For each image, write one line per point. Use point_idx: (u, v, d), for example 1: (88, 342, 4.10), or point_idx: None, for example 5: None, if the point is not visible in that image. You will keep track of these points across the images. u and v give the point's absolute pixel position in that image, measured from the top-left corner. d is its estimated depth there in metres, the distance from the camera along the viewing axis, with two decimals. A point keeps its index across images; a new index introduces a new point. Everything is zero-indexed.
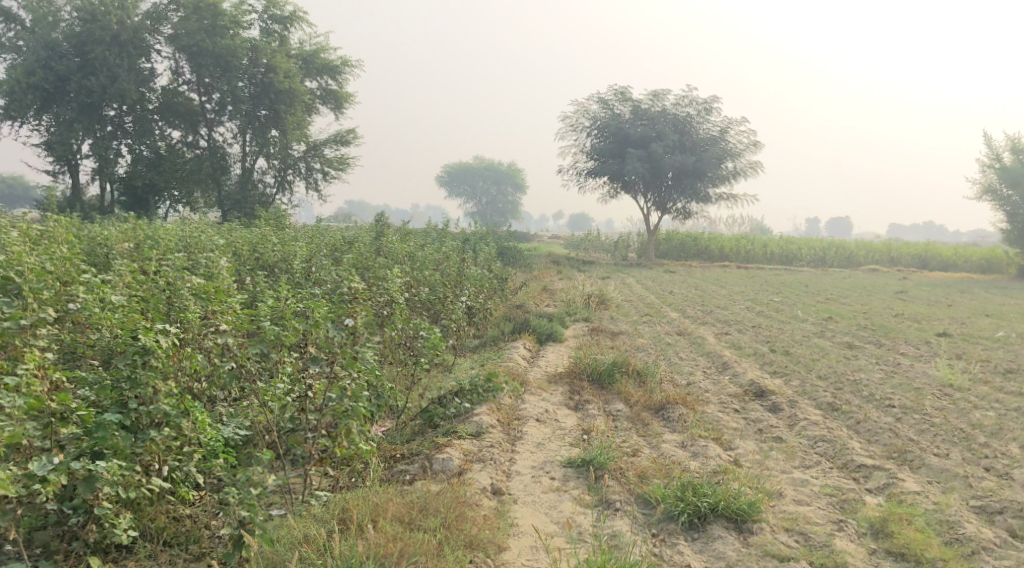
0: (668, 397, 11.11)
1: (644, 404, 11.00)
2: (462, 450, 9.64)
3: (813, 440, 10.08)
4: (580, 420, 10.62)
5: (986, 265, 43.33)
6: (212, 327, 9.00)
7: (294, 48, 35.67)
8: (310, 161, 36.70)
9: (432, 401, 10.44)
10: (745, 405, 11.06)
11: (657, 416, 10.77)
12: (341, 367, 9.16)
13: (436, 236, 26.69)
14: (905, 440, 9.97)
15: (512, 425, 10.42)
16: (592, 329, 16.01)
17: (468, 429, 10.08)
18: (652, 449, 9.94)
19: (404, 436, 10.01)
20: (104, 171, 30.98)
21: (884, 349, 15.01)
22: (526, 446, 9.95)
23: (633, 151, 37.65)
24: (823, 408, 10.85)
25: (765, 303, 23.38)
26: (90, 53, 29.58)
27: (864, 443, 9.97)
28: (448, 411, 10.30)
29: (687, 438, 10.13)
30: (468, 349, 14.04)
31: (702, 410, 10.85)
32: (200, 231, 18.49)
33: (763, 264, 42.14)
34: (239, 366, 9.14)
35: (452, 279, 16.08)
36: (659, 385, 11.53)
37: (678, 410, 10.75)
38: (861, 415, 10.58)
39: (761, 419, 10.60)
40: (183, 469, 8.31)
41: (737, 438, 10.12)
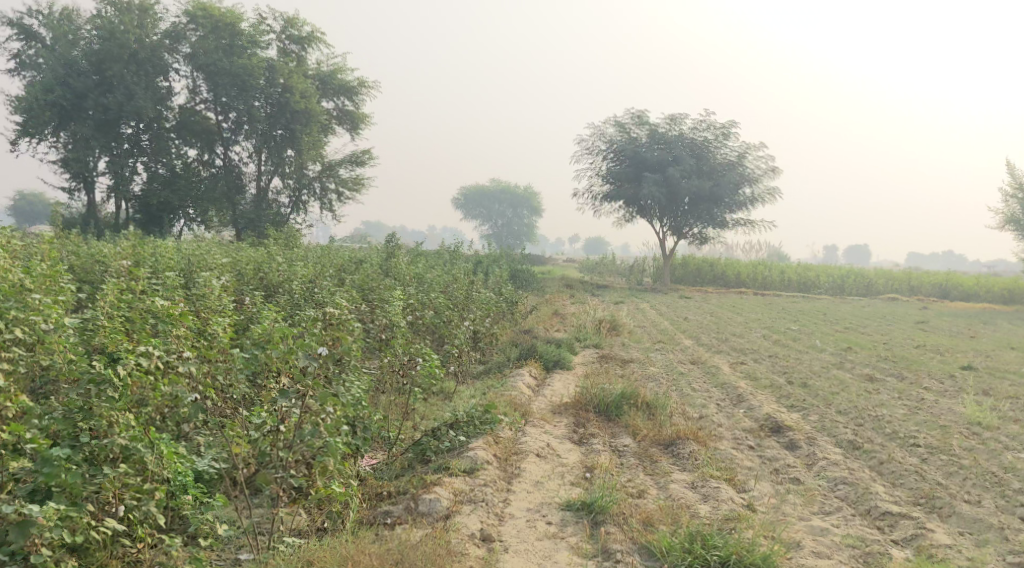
0: (679, 432, 10.55)
1: (653, 439, 10.47)
2: (452, 490, 9.12)
3: (833, 483, 9.51)
4: (584, 456, 10.09)
5: (1009, 296, 42.54)
6: (172, 354, 8.54)
7: (311, 68, 35.58)
8: (324, 181, 36.48)
9: (426, 433, 10.05)
10: (760, 441, 10.49)
11: (667, 452, 10.23)
12: (314, 401, 8.64)
13: (448, 258, 26.29)
14: (932, 486, 9.37)
15: (510, 460, 9.90)
16: (602, 356, 15.50)
17: (461, 465, 9.57)
18: (660, 490, 9.39)
19: (393, 471, 9.53)
20: (120, 188, 30.89)
21: (907, 383, 14.42)
22: (524, 486, 9.43)
23: (649, 175, 37.26)
24: (844, 446, 10.27)
25: (782, 332, 22.82)
26: (108, 71, 29.51)
27: (889, 488, 9.38)
28: (442, 445, 9.90)
29: (698, 479, 9.57)
30: (471, 376, 13.54)
31: (714, 446, 10.30)
32: (204, 250, 18.11)
33: (780, 291, 41.49)
34: (204, 395, 8.68)
35: (458, 303, 15.61)
36: (669, 418, 10.99)
37: (689, 446, 10.20)
38: (884, 455, 10.00)
39: (777, 458, 10.04)
40: (140, 509, 7.99)
41: (752, 479, 9.56)
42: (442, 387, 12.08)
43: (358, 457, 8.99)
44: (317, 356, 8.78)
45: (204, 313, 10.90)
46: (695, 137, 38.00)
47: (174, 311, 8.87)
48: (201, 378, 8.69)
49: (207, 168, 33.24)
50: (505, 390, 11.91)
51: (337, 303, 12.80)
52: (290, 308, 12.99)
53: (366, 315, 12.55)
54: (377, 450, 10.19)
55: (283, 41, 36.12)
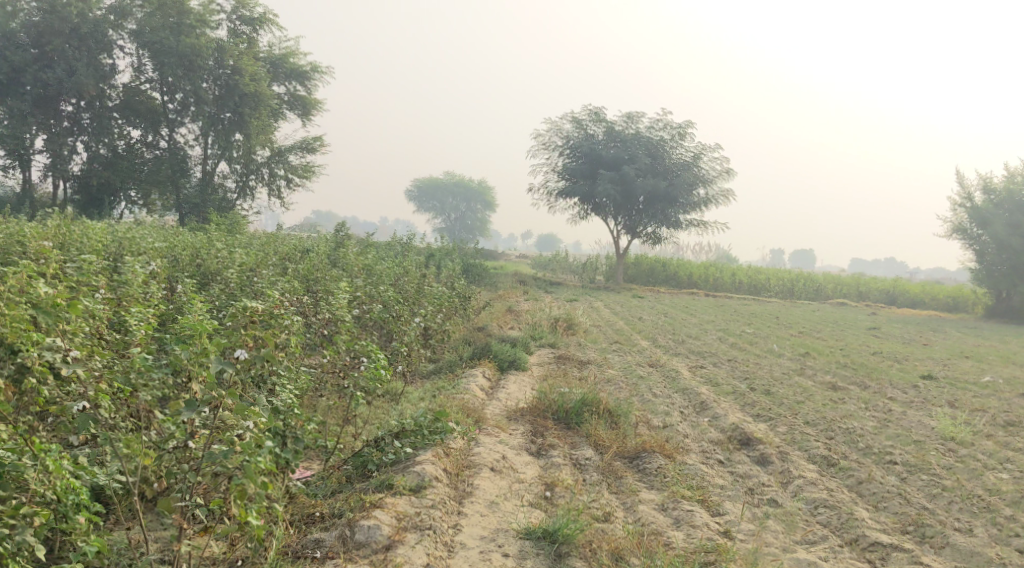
0: (645, 443, 9.90)
1: (617, 452, 9.80)
2: (395, 514, 8.34)
3: (813, 505, 8.95)
4: (543, 472, 9.40)
5: (952, 304, 43.16)
6: (58, 350, 7.97)
7: (262, 51, 34.27)
8: (273, 167, 35.18)
9: (367, 443, 9.25)
10: (730, 456, 9.89)
11: (632, 467, 9.58)
12: (230, 414, 8.01)
13: (399, 250, 25.38)
14: (918, 512, 8.85)
15: (461, 475, 9.15)
16: (558, 357, 14.79)
17: (407, 482, 8.75)
18: (629, 514, 8.74)
19: (329, 488, 8.76)
20: (58, 168, 29.27)
21: (871, 392, 13.98)
22: (477, 508, 8.69)
23: (604, 173, 36.77)
24: (819, 463, 9.72)
25: (737, 335, 22.40)
26: (48, 45, 27.98)
27: (873, 513, 8.86)
28: (385, 458, 9.08)
29: (669, 499, 8.95)
30: (419, 375, 12.72)
31: (683, 461, 9.66)
32: (137, 234, 16.93)
33: (732, 293, 41.35)
34: (94, 402, 8.06)
35: (408, 297, 14.77)
36: (634, 429, 10.31)
37: (655, 461, 9.56)
38: (863, 473, 9.46)
39: (751, 475, 9.45)
40: (13, 539, 7.34)
41: (726, 501, 8.96)
42: (389, 387, 11.26)
43: (289, 474, 8.21)
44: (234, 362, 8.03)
45: (124, 302, 10.09)
46: (651, 136, 37.49)
47: (61, 300, 7.98)
48: (92, 383, 8.06)
49: (151, 150, 31.69)
50: (456, 392, 11.13)
51: (277, 292, 11.89)
52: (225, 298, 12.04)
53: (307, 305, 11.67)
54: (312, 460, 9.40)
55: (233, 22, 34.78)
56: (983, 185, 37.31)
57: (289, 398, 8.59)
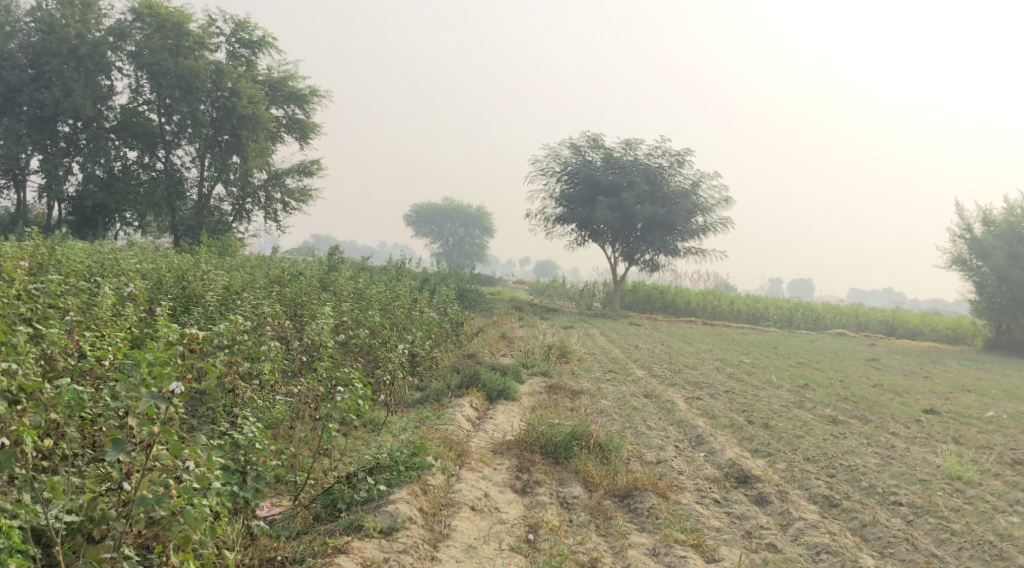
0: (636, 481, 9.47)
1: (607, 490, 9.38)
2: (361, 559, 8.03)
3: (814, 550, 8.55)
4: (526, 511, 8.99)
5: (953, 335, 42.75)
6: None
7: (260, 74, 34.10)
8: (270, 190, 34.87)
9: (338, 479, 8.90)
10: (727, 494, 9.46)
11: (623, 506, 9.17)
12: (165, 453, 7.71)
13: (394, 274, 24.97)
14: (926, 560, 8.44)
15: (438, 516, 8.74)
16: (550, 386, 14.35)
17: (378, 524, 8.42)
18: (617, 560, 8.36)
19: (294, 528, 8.45)
20: (53, 189, 28.89)
21: (872, 427, 13.54)
22: (454, 553, 8.29)
23: (602, 199, 36.49)
24: (820, 503, 9.30)
25: (735, 365, 21.96)
26: (45, 66, 27.80)
27: (878, 559, 8.44)
28: (357, 496, 8.74)
29: (661, 544, 8.56)
30: (405, 404, 12.28)
31: (677, 500, 9.25)
32: (122, 255, 16.52)
33: (730, 321, 40.94)
34: (17, 438, 7.75)
35: (396, 322, 14.34)
36: (625, 465, 9.87)
37: (647, 500, 9.15)
38: (867, 516, 9.04)
39: (748, 516, 9.03)
40: None
41: (723, 546, 8.56)
42: (371, 417, 10.81)
43: (250, 515, 8.09)
44: (169, 395, 7.75)
45: (96, 325, 9.82)
46: (650, 163, 37.23)
47: None
48: (14, 417, 7.76)
49: (147, 172, 31.34)
50: (441, 423, 10.69)
51: (257, 315, 11.48)
52: (204, 320, 11.64)
53: (287, 329, 11.26)
54: (281, 494, 9.05)
55: (233, 45, 34.61)
56: (983, 216, 37.03)
57: (251, 431, 8.32)
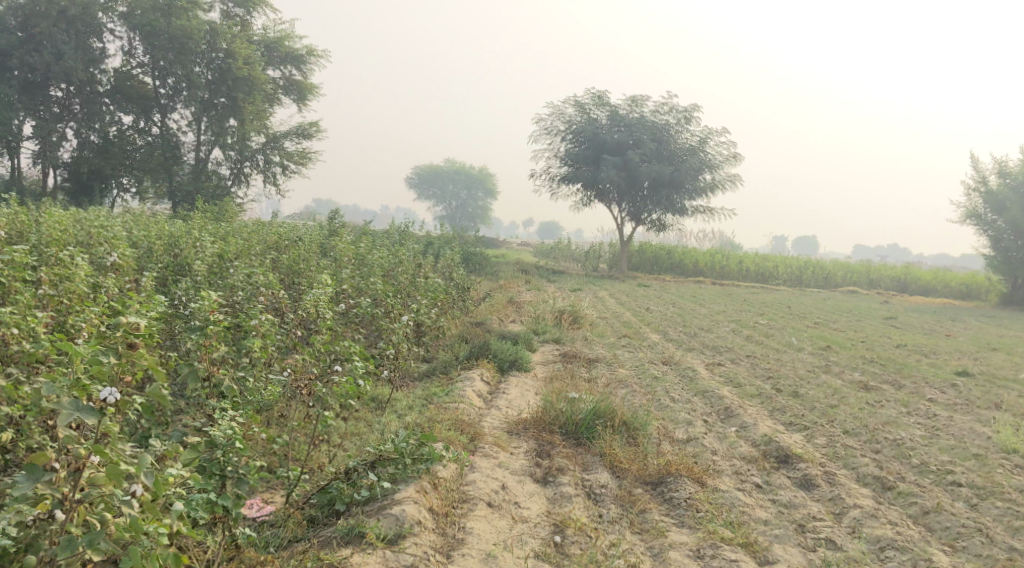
0: (669, 466, 8.77)
1: (637, 477, 8.70)
2: None
3: (875, 544, 7.87)
4: (549, 506, 8.28)
5: (966, 291, 41.97)
6: None
7: (256, 34, 32.93)
8: (269, 153, 33.88)
9: (336, 476, 8.13)
10: (768, 478, 8.78)
11: (657, 496, 8.48)
12: (101, 476, 7.15)
13: (397, 238, 24.09)
14: (1004, 555, 7.77)
15: (452, 516, 8.01)
16: (564, 355, 13.56)
17: (383, 529, 7.67)
18: (659, 564, 7.64)
19: (284, 535, 7.71)
20: (47, 156, 27.92)
21: (908, 393, 12.74)
22: (476, 555, 7.60)
23: (608, 158, 35.43)
24: (873, 487, 8.63)
25: (752, 327, 21.16)
26: (34, 28, 26.64)
27: (948, 553, 7.78)
28: (358, 495, 8.00)
29: (706, 542, 7.86)
30: (411, 377, 11.51)
31: (717, 488, 8.55)
32: (109, 224, 15.59)
33: (739, 281, 40.04)
34: None
35: (399, 290, 13.52)
36: (655, 446, 9.15)
37: (684, 488, 8.45)
38: (928, 502, 8.38)
39: (797, 506, 8.34)
40: None
41: (775, 544, 7.85)
42: (374, 394, 10.06)
43: (232, 524, 7.39)
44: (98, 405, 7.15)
45: (68, 300, 9.09)
46: (656, 120, 36.19)
47: None
48: None
49: (143, 137, 30.26)
50: (450, 401, 9.93)
51: (249, 286, 10.70)
52: (191, 292, 10.86)
53: (282, 300, 10.48)
54: (273, 488, 8.42)
55: (226, 4, 33.40)
56: (999, 168, 36.02)
57: (229, 428, 7.51)
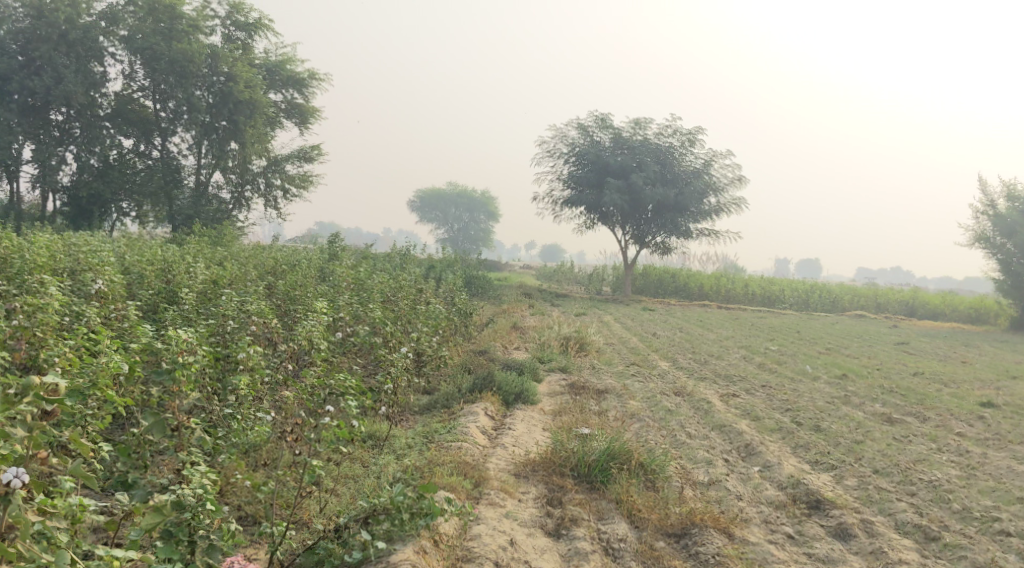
0: (693, 515, 8.20)
1: (658, 527, 8.11)
2: None
3: None
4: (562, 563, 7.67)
5: (975, 315, 41.17)
6: None
7: (257, 57, 32.59)
8: (269, 177, 33.40)
9: (324, 533, 7.54)
10: (801, 527, 8.21)
11: (681, 548, 7.91)
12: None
13: (398, 262, 23.50)
14: None
15: None
16: (572, 385, 12.92)
17: None
18: None
19: None
20: (46, 180, 27.41)
21: (935, 427, 12.05)
22: None
23: (611, 180, 34.95)
24: (915, 536, 8.07)
25: (763, 354, 20.45)
26: (35, 52, 26.28)
27: None
28: (350, 555, 7.39)
29: None
30: (410, 411, 10.90)
31: (745, 539, 7.98)
32: (98, 250, 14.99)
33: (745, 304, 39.31)
34: None
35: (399, 318, 12.91)
36: (677, 492, 8.58)
37: (711, 542, 7.84)
38: (975, 554, 7.82)
39: (834, 559, 7.76)
40: None
41: None
42: (371, 431, 9.51)
43: None
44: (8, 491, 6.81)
45: (39, 333, 8.66)
46: (660, 142, 35.72)
47: None
48: None
49: (143, 161, 29.75)
50: (452, 439, 9.38)
51: (239, 314, 10.16)
52: (180, 322, 10.33)
53: (274, 330, 9.94)
54: (258, 544, 8.00)
55: (227, 28, 33.10)
56: (1008, 191, 35.48)
57: (200, 490, 7.33)
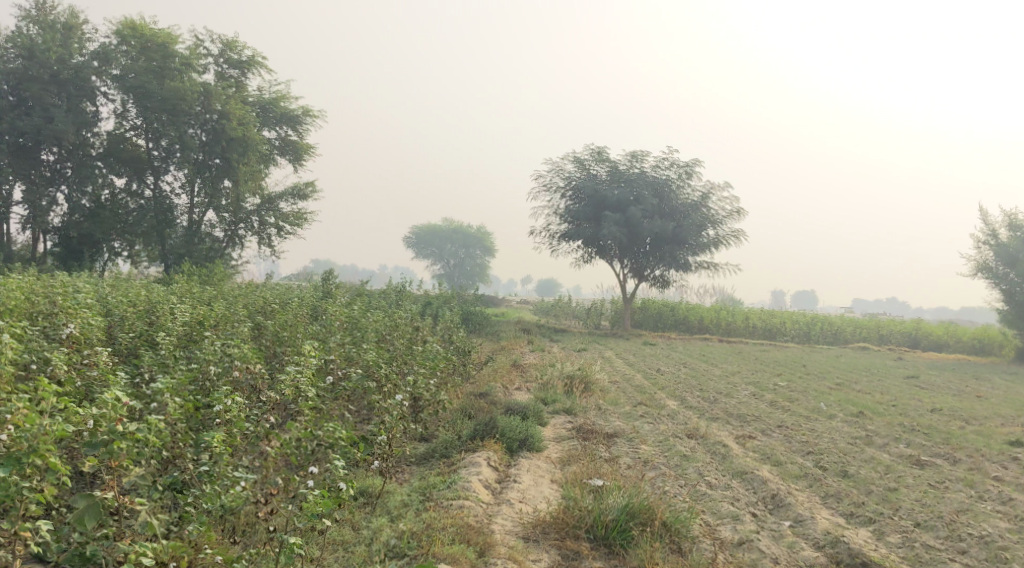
0: None
1: None
2: None
3: None
4: None
5: (979, 347, 40.44)
6: None
7: (251, 94, 32.10)
8: (263, 215, 32.75)
9: None
10: None
11: None
12: None
13: (393, 299, 22.74)
14: None
15: None
16: (579, 429, 12.14)
17: None
18: None
19: None
20: (36, 221, 26.73)
21: (967, 470, 11.34)
22: None
23: (609, 214, 34.35)
24: None
25: (773, 390, 19.63)
26: (25, 92, 25.68)
27: None
28: None
29: None
30: (407, 460, 10.18)
31: None
32: (76, 291, 14.19)
33: (747, 338, 38.56)
34: None
35: (394, 358, 12.13)
36: (708, 556, 8.21)
37: None
38: None
39: None
40: None
41: None
42: (363, 487, 8.93)
43: None
44: None
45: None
46: (658, 175, 35.12)
47: None
48: None
49: (136, 200, 29.06)
50: (453, 497, 8.85)
51: (221, 360, 9.45)
52: (157, 368, 9.62)
53: (259, 377, 9.20)
54: None
55: (220, 66, 32.65)
56: (1010, 220, 34.95)
57: None
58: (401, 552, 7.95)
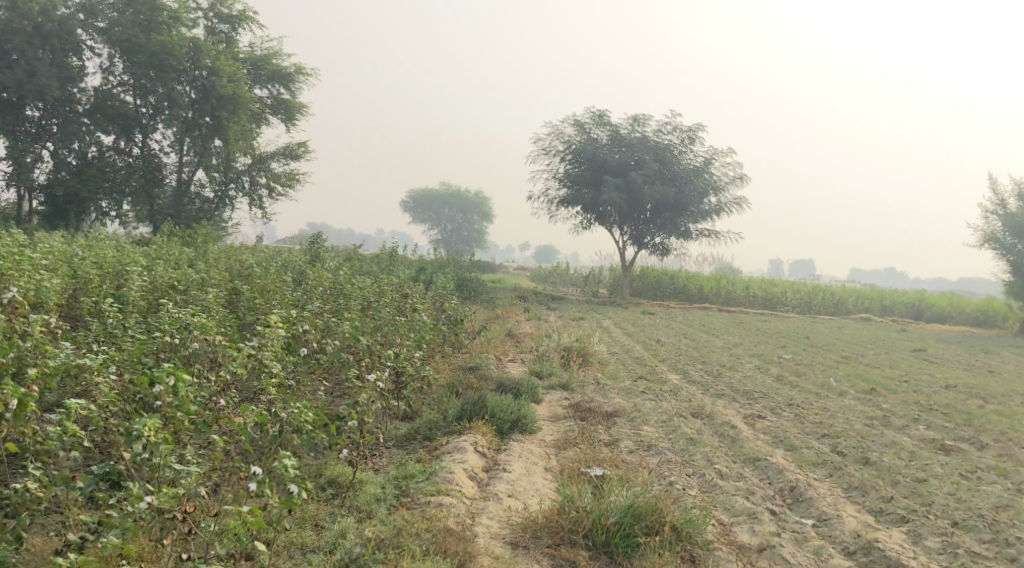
0: None
1: None
2: None
3: None
4: None
5: (982, 318, 39.53)
6: None
7: (241, 51, 30.79)
8: (254, 175, 31.57)
9: None
10: None
11: None
12: None
13: (384, 264, 21.66)
14: None
15: None
16: (576, 407, 11.21)
17: None
18: None
19: None
20: (20, 178, 25.47)
21: (997, 457, 10.45)
22: None
23: (609, 180, 33.22)
24: None
25: (778, 364, 18.68)
26: (7, 44, 24.23)
27: None
28: None
29: None
30: (387, 441, 9.30)
31: None
32: (38, 252, 13.03)
33: (748, 308, 37.59)
34: None
35: (378, 328, 11.14)
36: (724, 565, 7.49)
37: None
38: None
39: None
40: None
41: None
42: (331, 477, 8.22)
43: None
44: None
45: None
46: (660, 140, 33.98)
47: None
48: None
49: (122, 158, 27.83)
50: (432, 494, 8.08)
51: (178, 330, 8.53)
52: (104, 339, 8.70)
53: (218, 351, 8.29)
54: None
55: (209, 20, 31.22)
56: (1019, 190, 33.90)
57: None
58: (364, 563, 7.22)
